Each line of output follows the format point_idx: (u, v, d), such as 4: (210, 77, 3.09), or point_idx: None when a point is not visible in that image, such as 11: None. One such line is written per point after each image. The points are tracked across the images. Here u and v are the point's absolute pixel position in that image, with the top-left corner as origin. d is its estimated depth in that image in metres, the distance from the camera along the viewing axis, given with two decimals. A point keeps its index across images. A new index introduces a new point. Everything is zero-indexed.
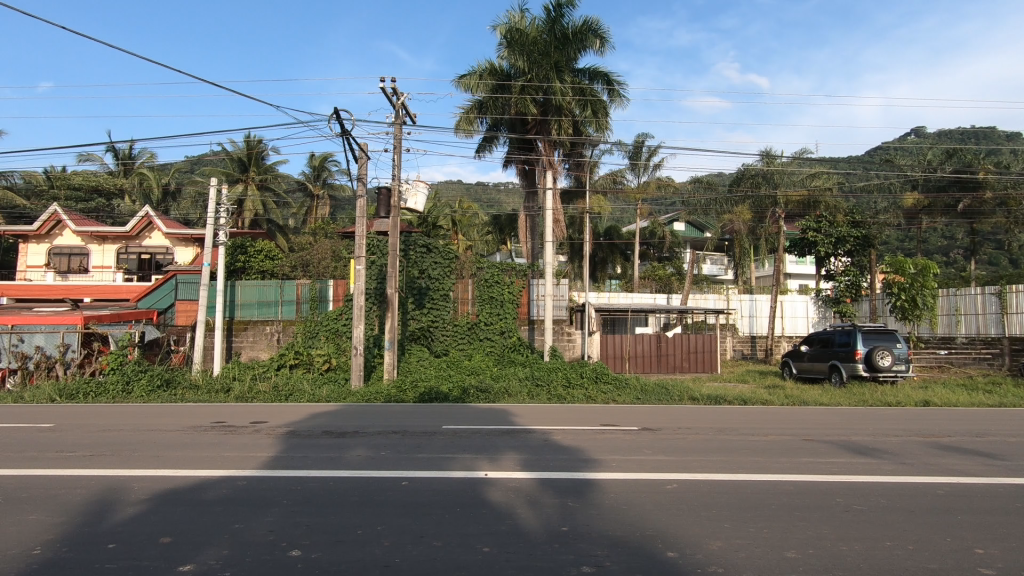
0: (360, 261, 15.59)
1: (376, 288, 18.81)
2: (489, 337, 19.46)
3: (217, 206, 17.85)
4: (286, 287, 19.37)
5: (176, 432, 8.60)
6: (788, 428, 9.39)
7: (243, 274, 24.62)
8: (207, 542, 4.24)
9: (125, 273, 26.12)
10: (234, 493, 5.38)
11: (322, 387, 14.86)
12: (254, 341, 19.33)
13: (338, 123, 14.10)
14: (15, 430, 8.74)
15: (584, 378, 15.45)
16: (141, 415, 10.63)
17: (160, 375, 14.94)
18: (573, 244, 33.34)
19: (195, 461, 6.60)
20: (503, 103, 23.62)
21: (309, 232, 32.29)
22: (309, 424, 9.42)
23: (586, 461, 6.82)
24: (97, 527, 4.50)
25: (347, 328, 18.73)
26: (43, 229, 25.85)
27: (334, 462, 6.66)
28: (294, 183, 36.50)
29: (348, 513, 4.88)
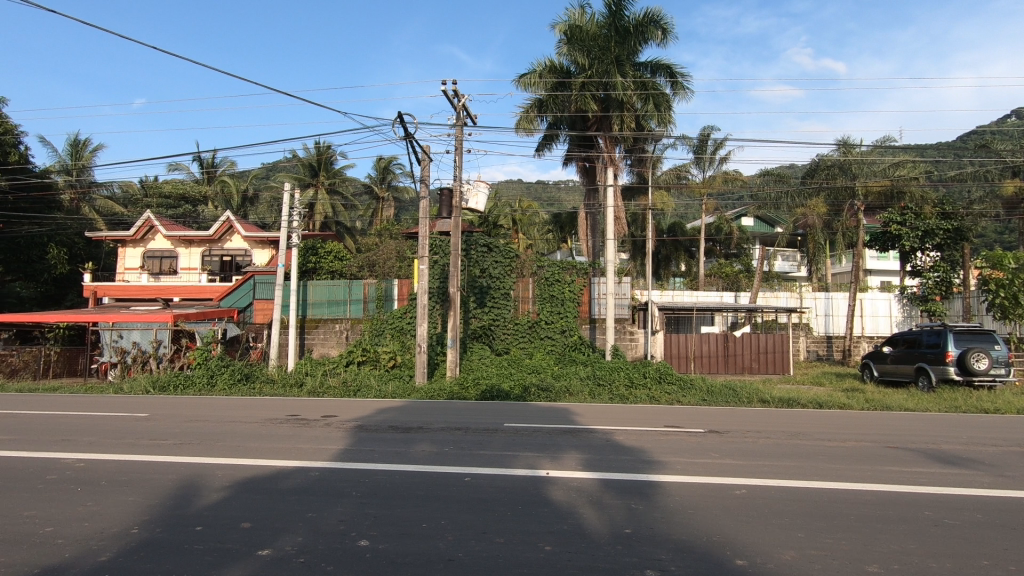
0: (423, 261, 15.97)
1: (439, 287, 19.22)
2: (550, 336, 19.43)
3: (290, 210, 18.78)
4: (354, 287, 20.14)
5: (255, 424, 9.13)
6: (869, 434, 8.84)
7: (315, 274, 25.82)
8: (284, 529, 4.47)
9: (209, 274, 27.98)
10: (308, 483, 5.65)
11: (388, 383, 15.39)
12: (324, 338, 20.19)
13: (401, 126, 14.48)
14: (116, 418, 9.55)
15: (647, 379, 15.14)
16: (224, 407, 11.36)
17: (240, 370, 15.86)
18: (635, 241, 32.73)
19: (273, 452, 6.98)
20: (563, 101, 23.51)
21: (375, 233, 33.43)
22: (376, 419, 9.75)
23: (649, 463, 6.69)
24: (187, 510, 4.85)
25: (411, 327, 19.33)
26: (138, 234, 28.02)
27: (400, 456, 6.86)
28: (361, 186, 37.88)
29: (414, 507, 5.01)
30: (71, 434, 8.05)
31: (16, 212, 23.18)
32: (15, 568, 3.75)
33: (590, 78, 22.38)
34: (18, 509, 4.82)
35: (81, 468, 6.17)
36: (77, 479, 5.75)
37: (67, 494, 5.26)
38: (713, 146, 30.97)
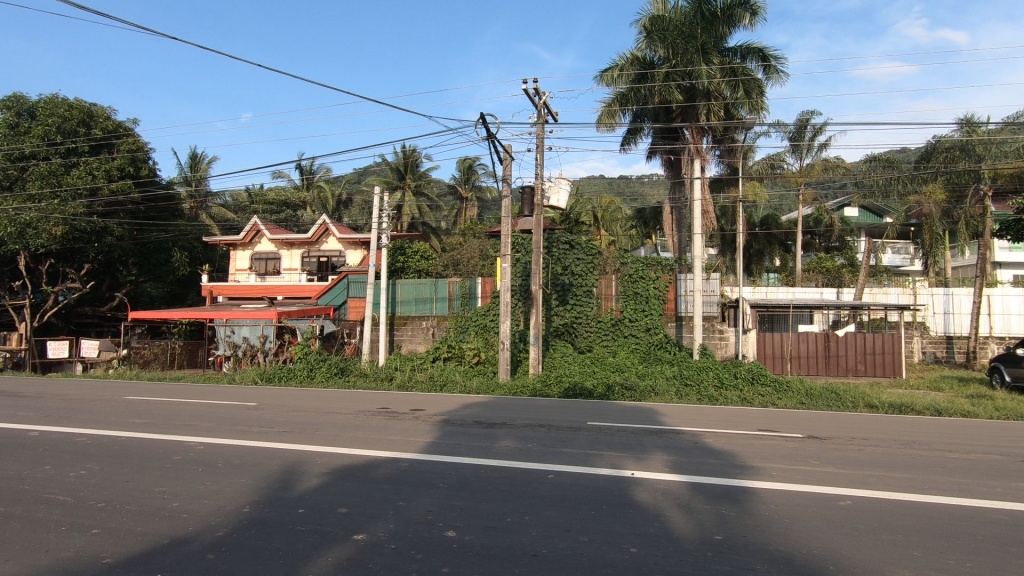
0: (506, 259, 16.17)
1: (521, 284, 19.37)
2: (634, 334, 19.04)
3: (379, 212, 19.66)
4: (440, 285, 20.76)
5: (350, 415, 9.68)
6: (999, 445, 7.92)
7: (403, 273, 26.93)
8: (376, 515, 4.70)
9: (307, 274, 29.92)
10: (399, 473, 5.91)
11: (472, 379, 15.79)
12: (412, 335, 20.94)
13: (484, 127, 14.75)
14: (230, 407, 10.49)
15: (738, 380, 14.44)
16: (323, 399, 12.16)
17: (336, 364, 16.94)
18: (724, 235, 31.27)
19: (366, 442, 7.35)
20: (646, 93, 22.92)
21: (459, 233, 34.34)
22: (461, 414, 10.01)
23: (742, 468, 6.37)
24: (290, 494, 5.22)
25: (494, 324, 19.78)
26: (247, 238, 30.50)
27: (485, 451, 6.99)
28: (445, 187, 39.02)
29: (498, 501, 5.09)
30: (195, 420, 8.94)
31: (147, 220, 25.89)
32: (148, 537, 4.21)
33: (675, 68, 21.61)
34: (150, 485, 5.40)
35: (201, 450, 6.82)
36: (197, 460, 6.36)
37: (189, 474, 5.83)
38: (811, 132, 28.96)
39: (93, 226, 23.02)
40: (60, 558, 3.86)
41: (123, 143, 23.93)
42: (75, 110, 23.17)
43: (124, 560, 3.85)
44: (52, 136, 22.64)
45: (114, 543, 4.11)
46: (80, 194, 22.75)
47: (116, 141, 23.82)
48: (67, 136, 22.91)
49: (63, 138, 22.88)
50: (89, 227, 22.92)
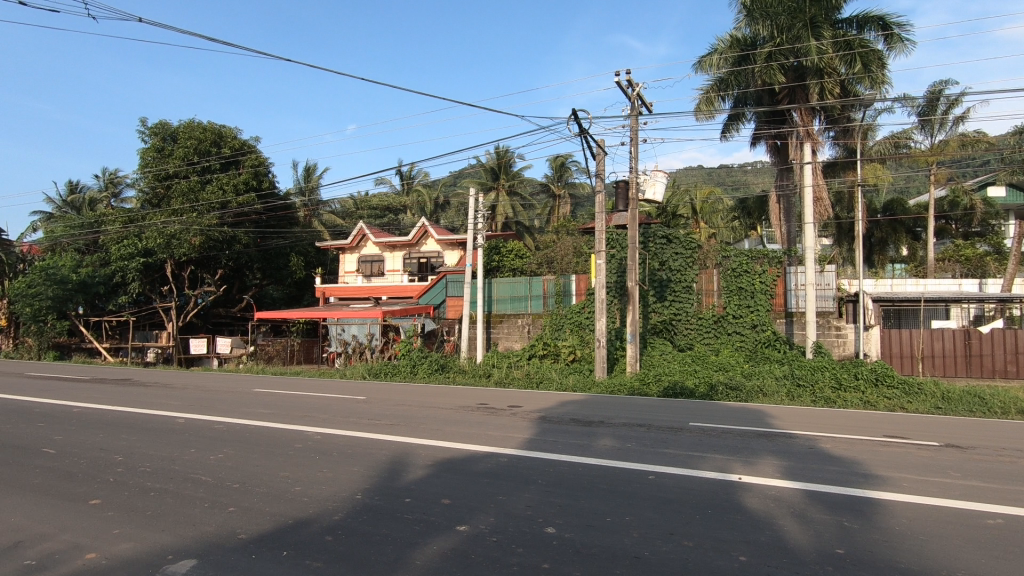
0: (600, 255, 15.93)
1: (616, 281, 19.00)
2: (738, 331, 18.03)
3: (475, 214, 20.10)
4: (534, 283, 20.89)
5: (451, 410, 10.01)
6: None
7: (499, 272, 27.43)
8: (478, 508, 4.82)
9: (409, 275, 31.33)
10: (498, 468, 6.03)
11: (568, 377, 15.77)
12: (508, 333, 21.27)
13: (576, 124, 14.65)
14: (342, 400, 11.25)
15: (860, 381, 13.18)
16: (425, 394, 12.69)
17: (437, 360, 17.61)
18: (841, 224, 28.71)
19: (466, 437, 7.59)
20: (747, 77, 21.60)
21: (552, 231, 34.36)
22: (559, 411, 10.03)
23: (866, 477, 5.83)
24: (398, 483, 5.51)
25: (590, 321, 19.53)
26: (354, 242, 32.53)
27: (583, 449, 6.96)
28: (538, 185, 39.17)
29: (597, 500, 5.03)
30: (312, 412, 9.70)
31: (268, 228, 28.44)
32: (275, 517, 4.62)
33: (779, 47, 20.16)
34: (277, 470, 5.93)
35: (318, 439, 7.39)
36: (316, 449, 6.90)
37: (309, 460, 6.33)
38: (944, 105, 25.87)
39: (224, 235, 25.66)
40: (205, 531, 4.34)
41: (248, 160, 26.43)
42: (209, 132, 25.91)
43: (256, 536, 4.25)
44: (191, 157, 25.53)
45: (247, 521, 4.55)
46: (213, 207, 25.46)
47: (241, 157, 26.35)
48: (202, 156, 25.68)
49: (199, 158, 25.69)
50: (221, 236, 25.63)
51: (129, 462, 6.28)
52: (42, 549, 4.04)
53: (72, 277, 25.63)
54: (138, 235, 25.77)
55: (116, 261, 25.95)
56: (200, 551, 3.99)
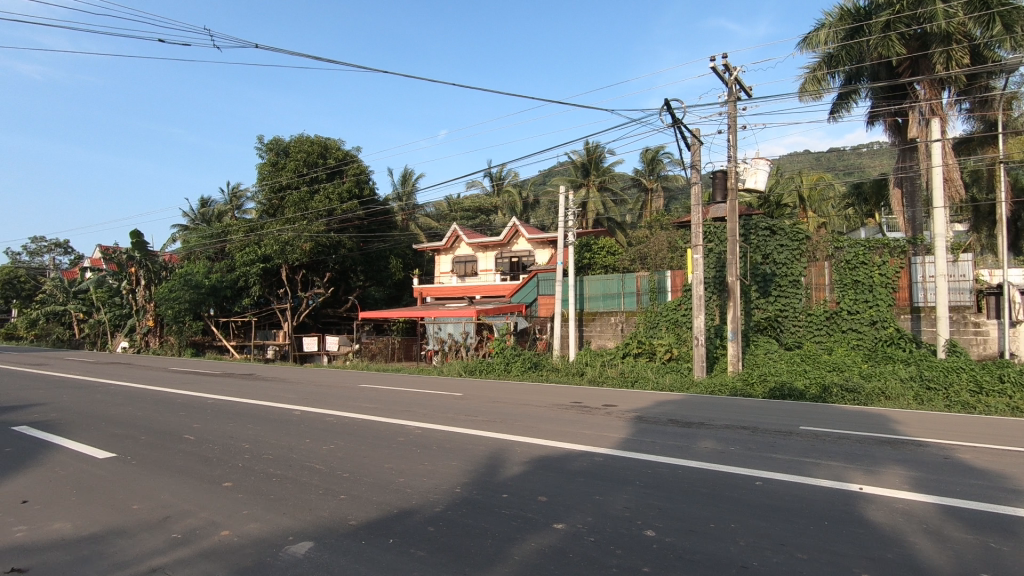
0: (697, 250, 15.28)
1: (715, 276, 18.14)
2: (855, 329, 16.54)
3: (565, 211, 20.05)
4: (628, 280, 20.50)
5: (545, 408, 10.08)
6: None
7: (591, 270, 27.19)
8: (575, 507, 4.80)
9: (501, 274, 31.89)
10: (594, 467, 5.97)
11: (665, 376, 15.27)
12: (601, 331, 20.98)
13: (669, 114, 14.21)
14: (440, 396, 11.70)
15: (1006, 385, 11.60)
16: (520, 391, 12.86)
17: (530, 358, 17.81)
18: (979, 207, 25.45)
19: (560, 435, 7.59)
20: (862, 50, 19.80)
21: (645, 226, 33.47)
22: (656, 411, 9.77)
23: (1017, 493, 5.11)
24: (495, 479, 5.61)
25: (687, 319, 18.83)
26: (448, 243, 33.61)
27: (683, 450, 6.71)
28: (629, 180, 38.34)
29: (700, 504, 4.82)
30: (412, 409, 10.16)
31: (370, 233, 30.06)
32: (382, 506, 4.87)
33: (898, 14, 18.24)
34: (382, 461, 6.26)
35: (419, 434, 7.72)
36: (417, 443, 7.21)
37: (412, 453, 6.62)
38: None
39: (331, 241, 27.46)
40: (319, 516, 4.66)
41: (350, 168, 28.19)
42: (316, 144, 27.91)
43: (365, 523, 4.50)
44: (301, 168, 27.63)
45: (357, 509, 4.83)
46: (321, 215, 27.34)
47: (345, 167, 28.15)
48: (311, 167, 27.74)
49: (308, 169, 27.73)
50: (328, 242, 27.44)
51: (254, 449, 6.91)
52: (185, 524, 4.54)
53: (204, 282, 28.64)
54: (257, 243, 28.21)
55: (240, 267, 28.59)
56: (316, 534, 4.30)
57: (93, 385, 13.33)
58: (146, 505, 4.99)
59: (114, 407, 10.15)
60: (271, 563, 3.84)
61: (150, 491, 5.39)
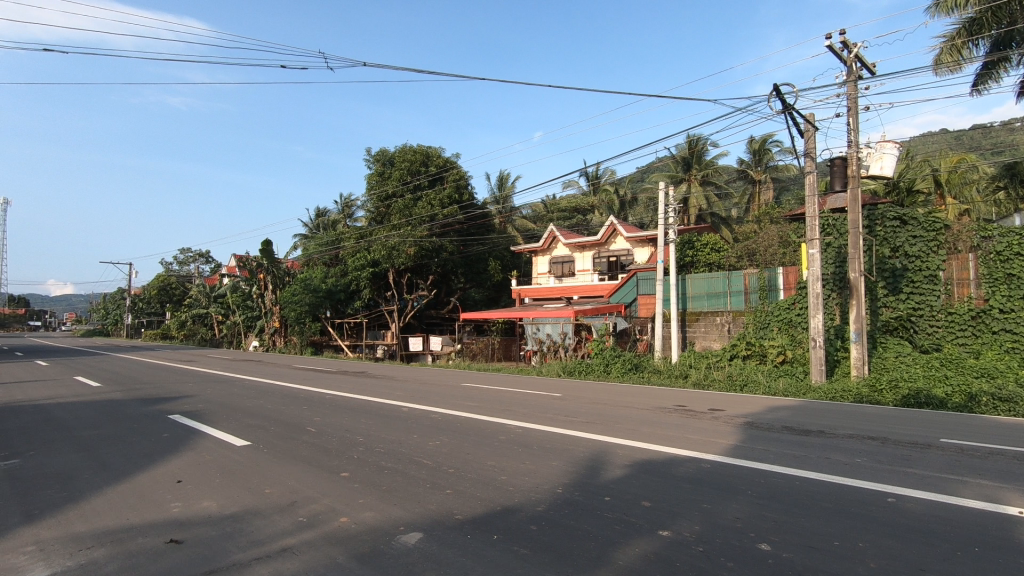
0: (813, 244, 14.16)
1: (834, 272, 16.67)
2: (1009, 330, 14.48)
3: (665, 208, 19.39)
4: (734, 278, 19.49)
5: (647, 411, 9.84)
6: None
7: (694, 267, 26.15)
8: (681, 514, 4.62)
9: (599, 274, 31.52)
10: (701, 474, 5.72)
11: (778, 380, 14.29)
12: (706, 331, 20.04)
13: (778, 99, 13.33)
14: (541, 396, 11.80)
15: None
16: (620, 393, 12.66)
17: (631, 360, 17.45)
18: None
19: (664, 439, 7.36)
20: (1011, 11, 17.41)
21: (753, 220, 31.60)
22: (769, 417, 9.17)
23: None
24: (597, 480, 5.55)
25: (802, 319, 17.46)
26: (545, 244, 33.82)
27: (801, 460, 6.24)
28: (735, 172, 36.37)
29: (822, 520, 4.46)
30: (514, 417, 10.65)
31: (469, 236, 30.96)
32: (486, 502, 5.00)
33: None
34: (485, 459, 6.41)
35: (521, 433, 7.83)
36: (518, 441, 7.31)
37: (513, 452, 6.74)
38: None
39: (434, 245, 28.63)
40: (428, 509, 4.88)
41: (451, 174, 29.25)
42: (418, 153, 29.22)
43: (471, 518, 4.65)
44: (405, 177, 29.08)
45: (463, 503, 5.00)
46: (423, 220, 28.55)
47: (445, 173, 29.25)
48: (414, 175, 29.14)
49: (411, 178, 29.14)
50: (431, 246, 28.65)
51: (368, 443, 7.38)
52: (310, 509, 4.95)
53: (322, 286, 30.98)
54: (367, 249, 30.07)
55: (352, 272, 30.62)
56: (424, 525, 4.51)
57: (232, 380, 14.93)
58: (277, 489, 5.51)
59: (249, 400, 11.31)
60: (385, 551, 4.08)
61: (280, 477, 5.93)
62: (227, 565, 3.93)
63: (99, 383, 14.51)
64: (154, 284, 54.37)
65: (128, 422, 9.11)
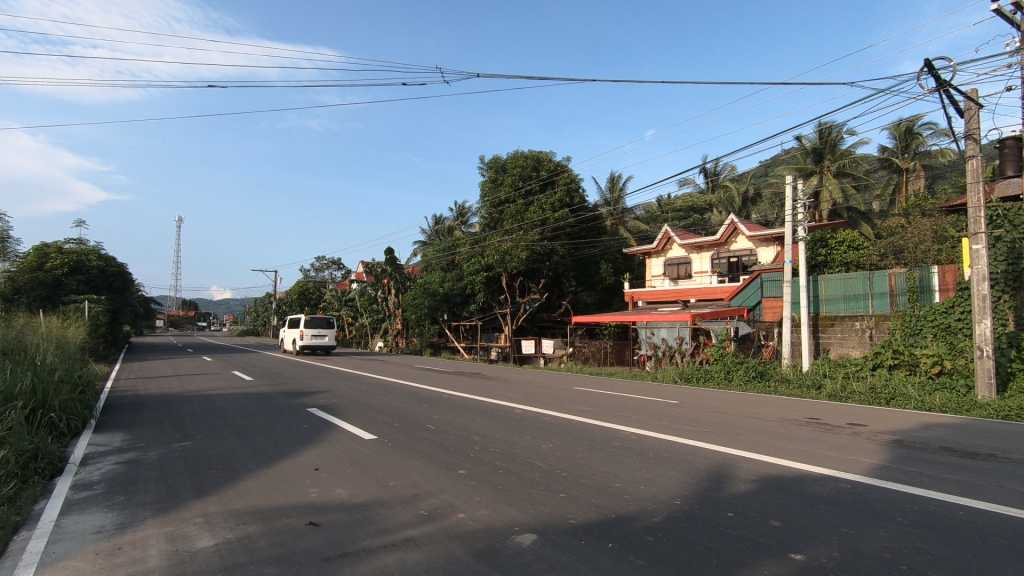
0: (977, 239, 12.34)
1: (1006, 270, 14.37)
2: None
3: (793, 204, 17.89)
4: (876, 279, 17.73)
5: (775, 422, 9.15)
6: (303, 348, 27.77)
7: (828, 267, 23.98)
8: (816, 537, 4.22)
9: (719, 276, 29.85)
10: (840, 494, 5.20)
11: (934, 394, 12.54)
12: (843, 337, 18.21)
13: (930, 76, 11.80)
14: (656, 402, 11.45)
15: None
16: (744, 402, 11.92)
17: (755, 367, 16.30)
18: None
19: (795, 454, 6.77)
20: None
21: (900, 213, 28.26)
22: (923, 436, 8.11)
23: None
24: (719, 495, 5.24)
25: (963, 324, 14.99)
26: (660, 246, 32.77)
27: (965, 488, 5.43)
28: (877, 161, 32.77)
29: (992, 557, 3.85)
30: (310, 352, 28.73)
31: (581, 239, 30.80)
32: (601, 509, 4.91)
33: None
34: (599, 465, 6.32)
35: (635, 440, 7.63)
36: (633, 449, 7.11)
37: (628, 459, 6.59)
38: None
39: (545, 248, 28.82)
40: (542, 511, 4.90)
41: (562, 178, 29.38)
42: (530, 159, 29.72)
43: (585, 524, 4.59)
44: (518, 183, 29.69)
45: (577, 508, 4.96)
46: (535, 224, 28.85)
47: (557, 178, 29.46)
48: (526, 181, 29.66)
49: (523, 183, 29.70)
50: (542, 250, 28.83)
51: (483, 442, 7.60)
52: (429, 503, 5.19)
53: (439, 290, 32.40)
54: (481, 254, 31.05)
55: (467, 276, 31.71)
56: (538, 528, 4.53)
57: (362, 378, 16.13)
58: (400, 482, 5.84)
59: (376, 397, 12.16)
60: (500, 550, 4.15)
61: (404, 470, 6.29)
62: (357, 550, 4.23)
63: (251, 377, 16.38)
64: (295, 289, 60.31)
65: (276, 413, 10.20)
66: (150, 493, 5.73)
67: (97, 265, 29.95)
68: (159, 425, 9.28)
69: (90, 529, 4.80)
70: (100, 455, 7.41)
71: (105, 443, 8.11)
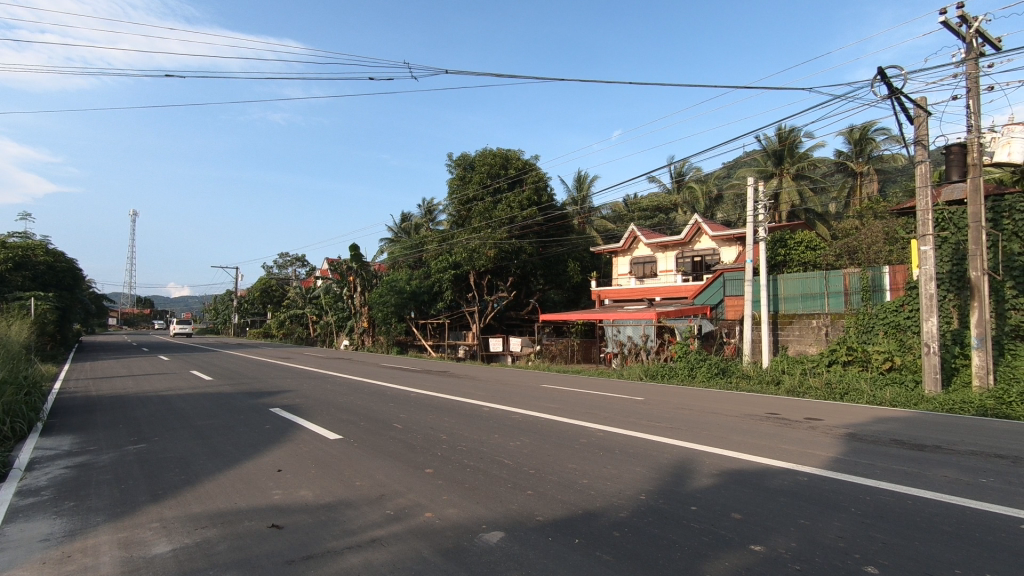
0: (926, 241, 12.89)
1: (951, 270, 15.10)
2: None
3: (755, 206, 18.28)
4: (832, 278, 18.27)
5: (737, 418, 9.38)
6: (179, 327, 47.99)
7: (786, 267, 24.74)
8: (776, 529, 4.34)
9: (683, 275, 30.51)
10: (798, 487, 5.36)
11: (884, 389, 13.08)
12: (800, 335, 18.81)
13: (883, 83, 12.29)
14: (621, 399, 11.62)
15: None
16: (705, 398, 12.21)
17: (717, 364, 16.71)
18: None
19: (757, 449, 6.95)
20: None
21: (853, 215, 29.32)
22: (876, 429, 8.43)
23: None
24: (682, 489, 5.34)
25: (912, 323, 15.74)
26: (626, 245, 33.22)
27: (914, 478, 5.66)
28: (833, 164, 33.85)
29: (938, 544, 4.04)
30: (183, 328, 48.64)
31: (549, 238, 30.94)
32: (568, 506, 4.95)
33: None
34: (566, 462, 6.36)
35: (602, 436, 7.72)
36: (598, 445, 7.19)
37: (595, 456, 6.66)
38: None
39: (513, 246, 28.81)
40: (509, 508, 4.92)
41: (529, 177, 29.43)
42: (498, 157, 29.74)
43: (552, 521, 4.61)
44: (486, 180, 29.66)
45: (544, 505, 4.99)
46: (503, 223, 28.84)
47: (525, 176, 29.50)
48: (494, 179, 29.67)
49: (491, 181, 29.67)
50: (510, 248, 28.76)
51: (451, 441, 7.56)
52: (396, 503, 5.13)
53: (406, 287, 32.21)
54: (448, 252, 30.94)
55: (436, 274, 31.55)
56: (506, 525, 4.53)
57: (326, 377, 15.86)
58: (366, 482, 5.77)
59: (340, 396, 11.96)
60: (468, 548, 4.14)
61: (370, 470, 6.22)
62: (322, 552, 4.15)
63: (211, 377, 15.94)
64: (257, 287, 58.88)
65: (237, 414, 9.94)
66: (103, 498, 5.51)
67: (44, 261, 28.60)
68: (113, 427, 8.93)
69: (37, 536, 4.59)
70: (48, 459, 7.09)
71: (53, 446, 7.77)
